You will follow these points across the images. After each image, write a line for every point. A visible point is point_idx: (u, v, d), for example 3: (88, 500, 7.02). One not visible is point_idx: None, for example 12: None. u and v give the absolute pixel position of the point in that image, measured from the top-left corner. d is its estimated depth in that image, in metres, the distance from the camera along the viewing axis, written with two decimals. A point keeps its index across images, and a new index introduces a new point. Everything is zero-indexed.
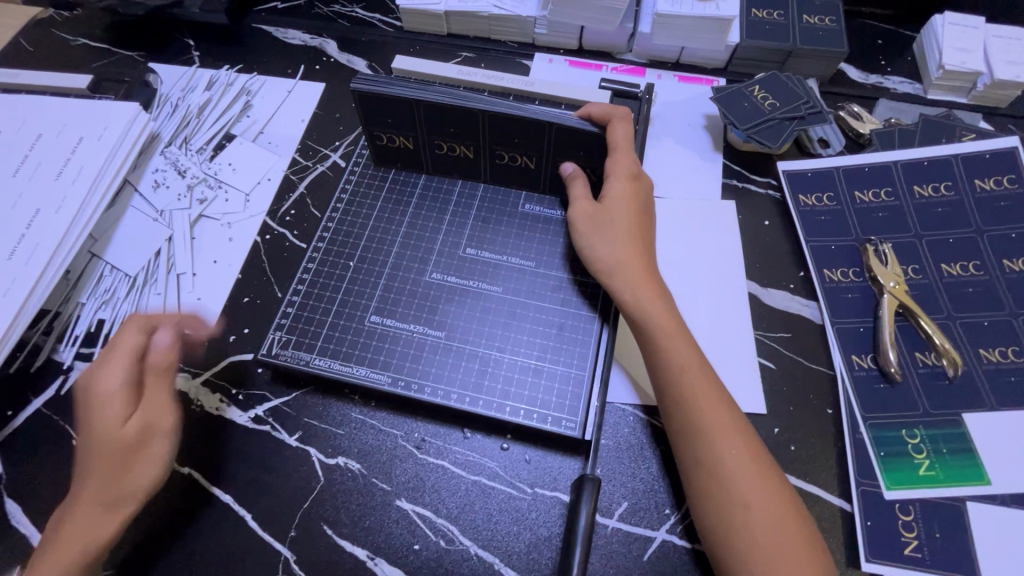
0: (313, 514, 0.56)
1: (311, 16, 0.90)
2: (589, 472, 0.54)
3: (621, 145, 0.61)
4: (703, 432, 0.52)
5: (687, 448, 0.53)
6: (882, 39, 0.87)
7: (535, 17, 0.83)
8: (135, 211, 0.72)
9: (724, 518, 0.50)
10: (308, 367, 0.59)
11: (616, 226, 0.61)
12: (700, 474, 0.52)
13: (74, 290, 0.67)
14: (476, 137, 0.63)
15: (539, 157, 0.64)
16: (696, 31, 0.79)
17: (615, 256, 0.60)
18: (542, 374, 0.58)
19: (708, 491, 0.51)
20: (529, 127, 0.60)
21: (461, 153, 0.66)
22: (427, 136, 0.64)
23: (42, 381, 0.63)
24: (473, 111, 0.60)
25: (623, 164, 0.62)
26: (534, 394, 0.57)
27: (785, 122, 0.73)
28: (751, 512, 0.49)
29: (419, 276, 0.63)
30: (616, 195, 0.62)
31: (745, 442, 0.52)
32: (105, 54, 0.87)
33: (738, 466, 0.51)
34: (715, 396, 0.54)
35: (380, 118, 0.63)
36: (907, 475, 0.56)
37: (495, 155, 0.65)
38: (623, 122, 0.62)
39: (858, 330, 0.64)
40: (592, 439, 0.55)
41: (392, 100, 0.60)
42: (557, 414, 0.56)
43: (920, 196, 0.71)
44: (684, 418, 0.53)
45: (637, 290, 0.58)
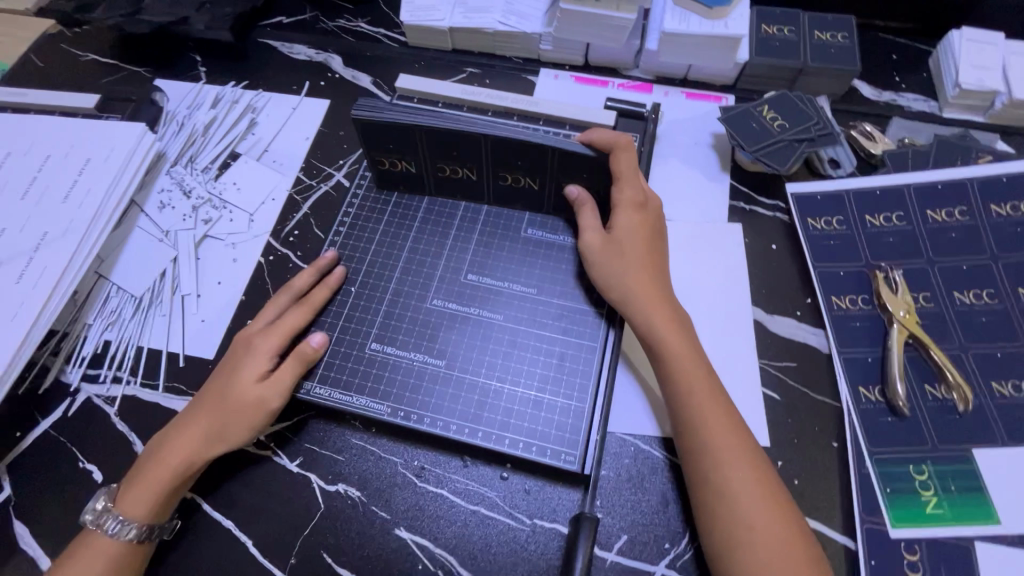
0: (313, 541, 0.56)
1: (317, 31, 0.90)
2: (585, 513, 0.53)
3: (626, 174, 0.60)
4: (711, 454, 0.52)
5: (694, 468, 0.53)
6: (897, 54, 0.85)
7: (541, 34, 0.82)
8: (141, 232, 0.72)
9: (728, 541, 0.49)
10: (308, 396, 0.60)
11: (625, 253, 0.60)
12: (707, 495, 0.51)
13: (81, 311, 0.68)
14: (478, 162, 0.62)
15: (543, 178, 0.63)
16: (704, 48, 0.77)
17: (622, 283, 0.59)
18: (541, 407, 0.58)
19: (713, 513, 0.51)
20: (532, 152, 0.59)
21: (464, 176, 0.65)
22: (429, 160, 0.64)
23: (49, 403, 0.64)
24: (474, 136, 0.59)
25: (629, 192, 0.61)
26: (534, 426, 0.57)
27: (794, 144, 0.72)
28: (756, 535, 0.49)
29: (420, 302, 0.64)
30: (625, 222, 0.61)
31: (753, 464, 0.52)
32: (113, 70, 0.87)
33: (750, 505, 0.50)
34: (724, 417, 0.54)
35: (380, 143, 0.63)
36: (913, 513, 0.55)
37: (498, 178, 0.64)
38: (626, 151, 0.60)
39: (866, 361, 0.63)
40: (591, 473, 0.54)
41: (392, 128, 0.60)
42: (556, 447, 0.56)
43: (932, 221, 0.69)
44: (692, 439, 0.53)
45: (648, 312, 0.57)
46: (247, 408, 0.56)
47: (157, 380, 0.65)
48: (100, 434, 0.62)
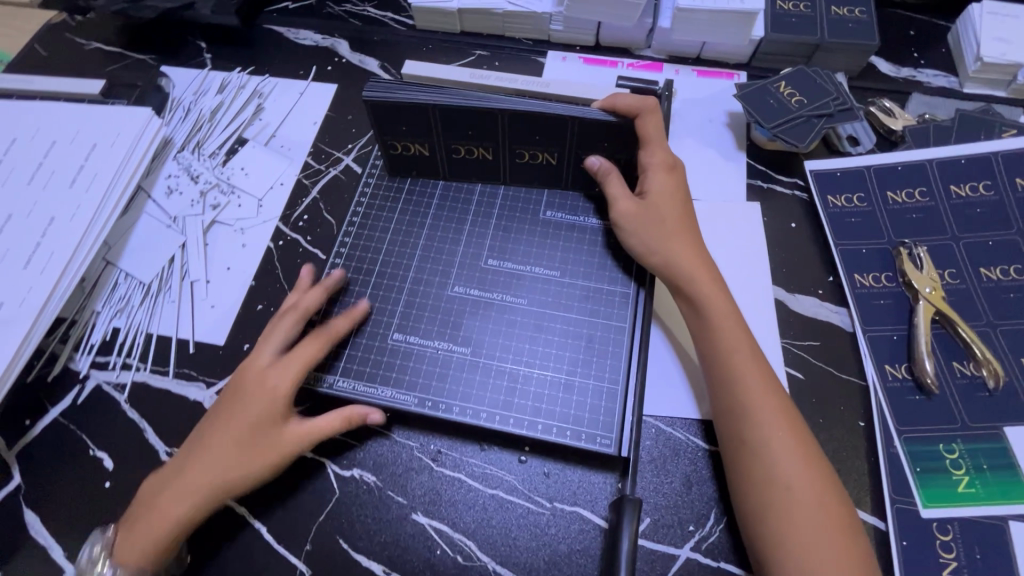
0: (328, 527, 0.55)
1: (323, 16, 0.89)
2: (628, 494, 0.49)
3: (654, 137, 0.60)
4: (750, 413, 0.52)
5: (730, 428, 0.53)
6: (915, 29, 0.83)
7: (551, 13, 0.81)
8: (149, 218, 0.71)
9: (765, 497, 0.50)
10: (332, 389, 0.56)
11: (663, 218, 0.59)
12: (745, 454, 0.52)
13: (89, 298, 0.67)
14: (494, 139, 0.61)
15: (561, 152, 0.61)
16: (718, 25, 0.76)
17: (663, 248, 0.58)
18: (573, 390, 0.55)
19: (750, 471, 0.51)
20: (551, 124, 0.58)
21: (480, 155, 0.64)
22: (443, 142, 0.62)
23: (58, 391, 0.63)
24: (490, 112, 0.58)
25: (657, 155, 0.61)
26: (566, 410, 0.54)
27: (813, 119, 0.70)
28: (793, 493, 0.49)
29: (441, 290, 0.61)
30: (657, 185, 0.60)
31: (790, 423, 0.52)
32: (118, 58, 0.86)
33: (788, 468, 0.50)
34: (763, 378, 0.54)
35: (393, 126, 0.61)
36: (945, 492, 0.54)
37: (515, 155, 0.63)
38: (651, 113, 0.60)
39: (891, 338, 0.61)
40: (629, 456, 0.52)
41: (405, 106, 0.58)
42: (591, 430, 0.54)
43: (956, 196, 0.67)
44: (732, 399, 0.53)
45: (693, 275, 0.57)
46: (274, 450, 0.53)
47: (168, 366, 0.64)
48: (110, 421, 0.61)
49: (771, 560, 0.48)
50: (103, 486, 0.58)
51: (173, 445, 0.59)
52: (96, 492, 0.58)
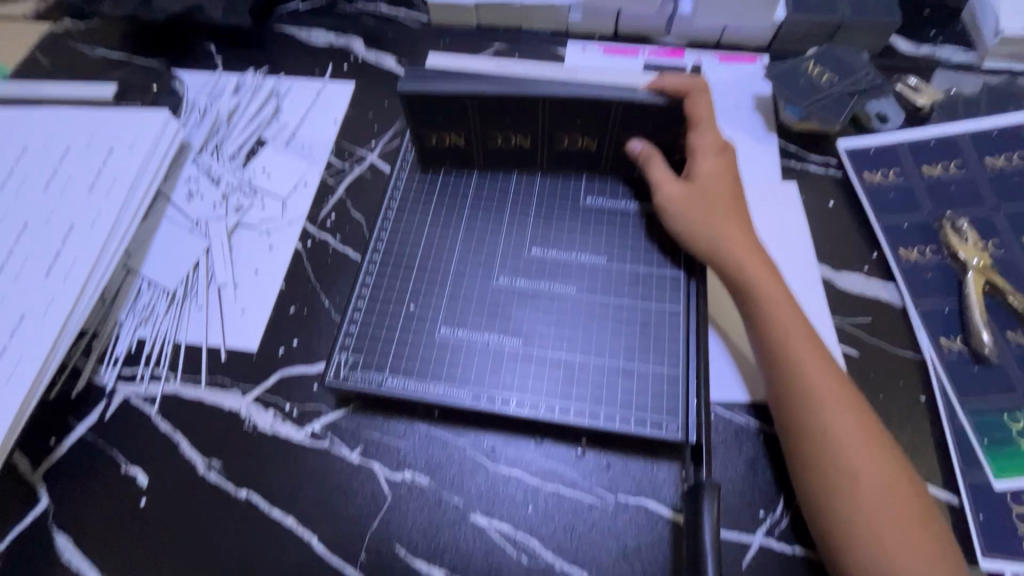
0: (383, 534, 0.52)
1: (335, 15, 0.87)
2: (704, 478, 0.48)
3: (706, 117, 0.59)
4: (817, 397, 0.51)
5: (790, 413, 0.51)
6: (930, 9, 0.83)
7: (570, 3, 0.80)
8: (170, 222, 0.68)
9: (828, 484, 0.48)
10: (381, 388, 0.54)
11: (712, 201, 0.58)
12: (808, 440, 0.50)
13: (111, 308, 0.64)
14: (533, 126, 0.60)
15: (602, 137, 0.60)
16: (741, 8, 0.75)
17: (710, 233, 0.57)
18: (633, 375, 0.53)
19: (813, 457, 0.49)
20: (595, 108, 0.56)
21: (516, 145, 0.62)
22: (480, 131, 0.61)
23: (84, 406, 0.59)
24: (530, 99, 0.56)
25: (706, 138, 0.59)
26: (628, 397, 0.53)
27: (845, 97, 0.70)
28: (866, 479, 0.47)
29: (485, 281, 0.59)
30: (704, 169, 0.59)
31: (855, 406, 0.51)
32: (125, 63, 0.84)
33: (860, 453, 0.48)
34: (823, 362, 0.52)
35: (428, 118, 0.59)
36: (1015, 463, 0.53)
37: (554, 142, 0.61)
38: (702, 94, 0.58)
39: (943, 311, 0.60)
40: (699, 441, 0.50)
41: (440, 99, 0.57)
42: (655, 417, 0.52)
43: (992, 167, 0.67)
44: (790, 384, 0.52)
45: (743, 259, 0.56)
46: None
47: (199, 375, 0.61)
48: (141, 434, 0.58)
49: (838, 548, 0.47)
50: (138, 503, 0.55)
51: (213, 457, 0.56)
52: (131, 511, 0.54)
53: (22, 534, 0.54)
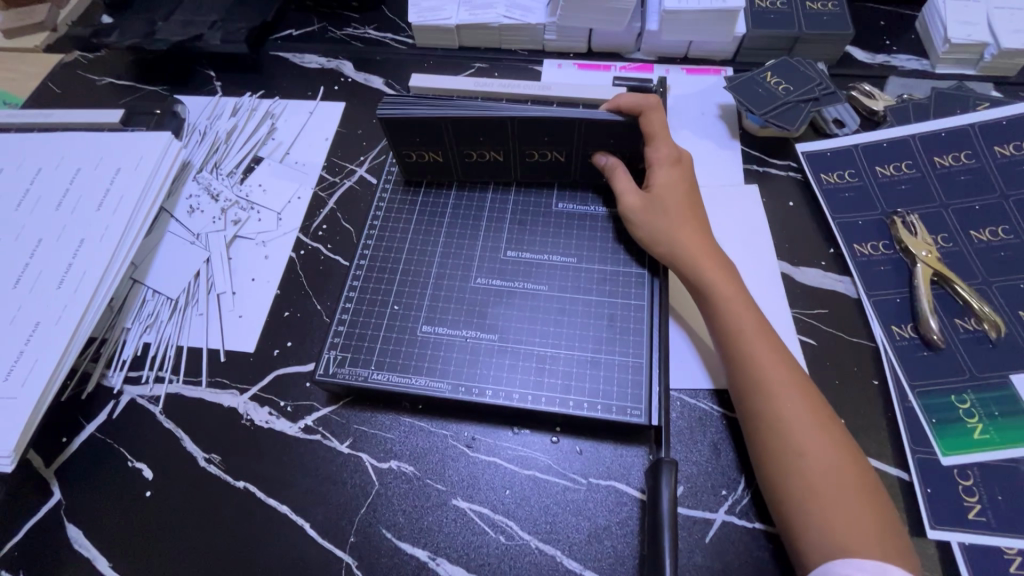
0: (371, 519, 0.56)
1: (327, 40, 0.93)
2: (664, 456, 0.52)
3: (659, 132, 0.63)
4: (767, 383, 0.54)
5: (745, 399, 0.55)
6: (885, 20, 0.88)
7: (544, 24, 0.86)
8: (173, 236, 0.73)
9: (780, 464, 0.52)
10: (367, 383, 0.58)
11: (670, 207, 0.62)
12: (761, 425, 0.54)
13: (118, 316, 0.69)
14: (505, 143, 0.65)
15: (569, 150, 0.65)
16: (703, 25, 0.81)
17: (668, 235, 0.61)
18: (600, 366, 0.57)
19: (766, 439, 0.53)
20: (560, 125, 0.62)
21: (490, 158, 0.67)
22: (456, 148, 0.66)
23: (93, 407, 0.64)
24: (499, 121, 0.62)
25: (662, 150, 0.64)
26: (595, 386, 0.56)
27: (800, 105, 0.74)
28: (814, 457, 0.51)
29: (464, 282, 0.63)
30: (662, 178, 0.64)
31: (804, 392, 0.54)
32: (130, 90, 0.90)
33: (808, 433, 0.52)
34: (774, 350, 0.56)
35: (408, 136, 0.64)
36: (961, 440, 0.56)
37: (525, 155, 0.66)
38: (656, 111, 0.63)
39: (895, 301, 0.64)
40: (661, 424, 0.54)
41: (417, 122, 0.62)
42: (621, 403, 0.56)
43: (941, 166, 0.71)
44: (744, 372, 0.56)
45: (698, 258, 0.60)
46: None
47: (200, 376, 0.65)
48: (146, 432, 0.62)
49: (791, 523, 0.50)
50: (143, 495, 0.59)
51: (213, 451, 0.61)
52: (137, 503, 0.58)
53: (35, 526, 0.58)
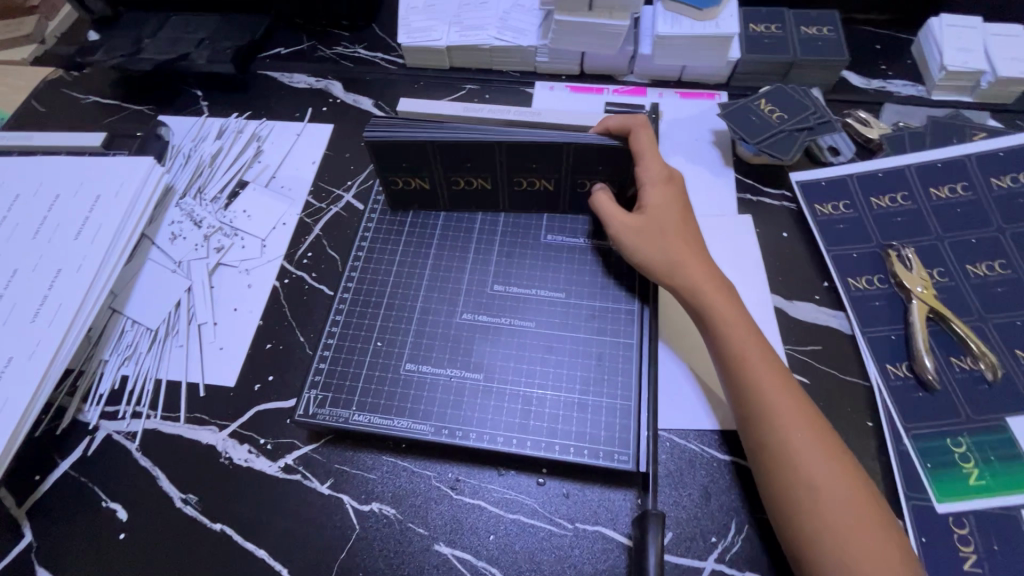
0: (351, 565, 0.55)
1: (316, 59, 0.92)
2: (651, 508, 0.51)
3: (647, 150, 0.60)
4: (770, 408, 0.52)
5: (748, 429, 0.53)
6: (881, 44, 0.87)
7: (536, 46, 0.84)
8: (153, 263, 0.72)
9: (789, 491, 0.49)
10: (347, 424, 0.57)
11: (665, 229, 0.60)
12: (766, 456, 0.51)
13: (96, 347, 0.67)
14: (492, 169, 0.63)
15: (558, 179, 0.64)
16: (697, 49, 0.79)
17: (666, 258, 0.59)
18: (587, 408, 0.56)
19: (772, 466, 0.51)
20: (547, 151, 0.60)
21: (478, 186, 0.65)
22: (443, 174, 0.64)
23: (68, 443, 0.62)
24: (485, 144, 0.60)
25: (653, 168, 0.61)
26: (582, 429, 0.55)
27: (794, 133, 0.73)
28: (819, 484, 0.49)
29: (450, 317, 0.62)
30: (655, 198, 0.61)
31: (808, 417, 0.52)
32: (114, 109, 0.88)
33: (815, 459, 0.50)
34: (776, 375, 0.54)
35: (393, 162, 0.63)
36: (956, 486, 0.55)
37: (512, 183, 0.65)
38: (643, 128, 0.61)
39: (890, 338, 0.63)
40: (648, 471, 0.52)
41: (406, 143, 0.60)
42: (608, 448, 0.54)
43: (937, 198, 0.70)
44: (746, 397, 0.53)
45: (695, 280, 0.58)
46: None
47: (178, 412, 0.63)
48: (122, 470, 0.60)
49: (806, 558, 0.48)
50: (117, 537, 0.57)
51: (189, 491, 0.59)
52: (110, 545, 0.57)
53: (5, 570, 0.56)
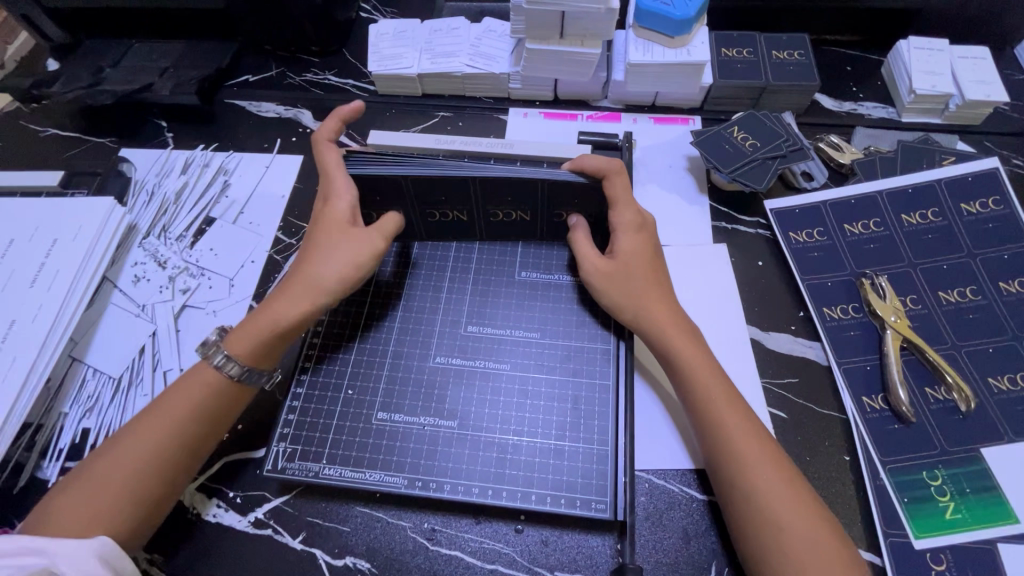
0: None
1: (284, 87, 0.90)
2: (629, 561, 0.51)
3: (621, 198, 0.61)
4: (739, 456, 0.52)
5: (720, 477, 0.52)
6: (851, 65, 0.88)
7: (509, 73, 0.83)
8: (116, 308, 0.70)
9: (758, 540, 0.49)
10: (318, 478, 0.55)
11: (635, 273, 0.60)
12: (739, 504, 0.50)
13: (55, 399, 0.65)
14: (467, 202, 0.62)
15: (533, 211, 0.63)
16: (669, 76, 0.79)
17: (636, 301, 0.59)
18: (564, 455, 0.55)
19: (743, 514, 0.50)
20: (524, 186, 0.59)
21: (453, 218, 0.64)
22: (416, 206, 0.63)
23: (25, 503, 0.59)
24: (461, 180, 0.59)
25: (626, 215, 0.61)
26: (559, 477, 0.54)
27: (767, 162, 0.73)
28: (788, 534, 0.48)
29: (423, 361, 0.60)
30: (626, 242, 0.61)
31: (779, 464, 0.51)
32: (75, 143, 0.86)
33: (787, 509, 0.49)
34: (745, 420, 0.54)
35: (367, 195, 0.63)
36: (933, 521, 0.55)
37: (488, 215, 0.64)
38: (619, 175, 0.60)
39: (865, 369, 0.63)
40: (627, 521, 0.51)
41: (379, 178, 0.60)
42: (585, 496, 0.53)
43: (909, 224, 0.71)
44: (716, 443, 0.53)
45: (660, 323, 0.58)
46: None
47: None
48: None
49: None
50: None
51: (151, 551, 0.56)
52: None
53: None
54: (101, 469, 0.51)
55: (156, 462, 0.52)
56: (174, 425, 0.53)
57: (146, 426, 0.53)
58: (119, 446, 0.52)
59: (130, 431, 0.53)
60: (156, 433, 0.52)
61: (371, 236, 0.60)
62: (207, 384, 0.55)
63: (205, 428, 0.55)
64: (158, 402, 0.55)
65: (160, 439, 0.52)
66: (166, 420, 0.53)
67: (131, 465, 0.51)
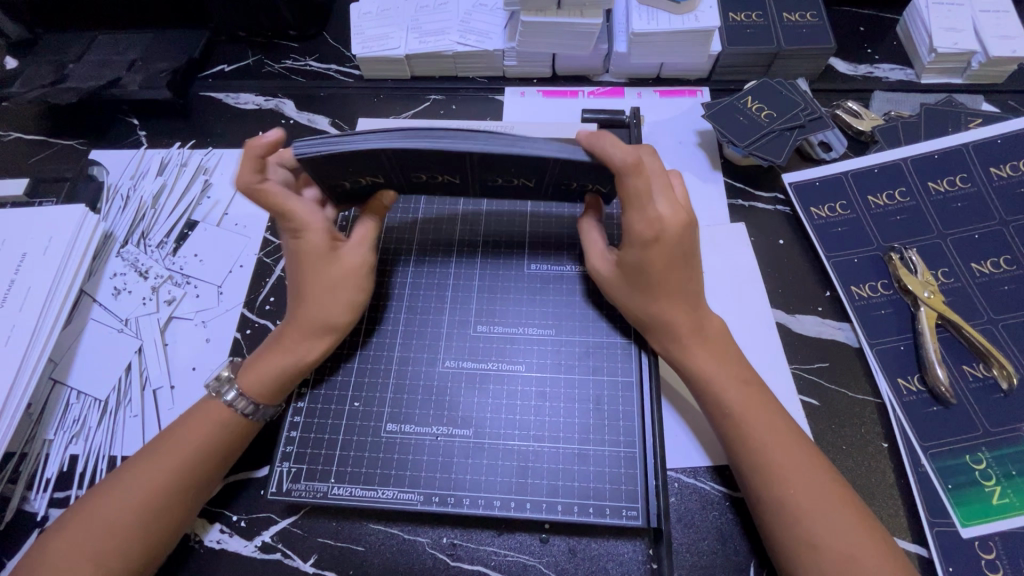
0: None
1: (262, 75, 0.84)
2: None
3: (632, 202, 0.51)
4: (770, 468, 0.48)
5: (745, 477, 0.50)
6: (865, 26, 0.83)
7: (503, 50, 0.77)
8: (97, 324, 0.65)
9: (792, 555, 0.46)
10: (326, 499, 0.52)
11: (649, 283, 0.53)
12: (769, 512, 0.48)
13: (38, 426, 0.60)
14: (460, 169, 0.53)
15: (539, 179, 0.54)
16: (675, 45, 0.74)
17: (645, 310, 0.54)
18: (588, 461, 0.51)
19: (778, 526, 0.47)
20: (529, 162, 0.50)
21: (444, 180, 0.56)
22: (400, 172, 0.54)
23: (14, 539, 0.55)
24: (451, 152, 0.49)
25: (639, 222, 0.52)
26: (585, 485, 0.51)
27: (785, 133, 0.68)
28: (827, 551, 0.45)
29: (431, 366, 0.56)
30: (643, 256, 0.52)
31: (815, 470, 0.48)
32: (41, 147, 0.80)
33: (826, 524, 0.45)
34: (776, 427, 0.50)
35: (340, 171, 0.53)
36: (979, 507, 0.52)
37: (486, 180, 0.56)
38: (635, 176, 0.50)
39: (899, 349, 0.60)
40: (660, 528, 0.48)
41: (351, 156, 0.50)
42: (615, 503, 0.50)
43: (936, 192, 0.67)
44: (743, 450, 0.49)
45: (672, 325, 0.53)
46: None
47: None
48: None
49: None
50: None
51: None
52: None
53: None
54: (106, 512, 0.48)
55: (165, 500, 0.49)
56: (185, 460, 0.50)
57: (155, 460, 0.50)
58: (125, 484, 0.49)
59: (135, 469, 0.50)
60: (165, 469, 0.50)
61: (367, 258, 0.56)
62: (219, 418, 0.52)
63: (218, 462, 0.52)
64: (171, 433, 0.52)
65: (171, 475, 0.49)
66: (180, 454, 0.50)
67: (140, 506, 0.48)
